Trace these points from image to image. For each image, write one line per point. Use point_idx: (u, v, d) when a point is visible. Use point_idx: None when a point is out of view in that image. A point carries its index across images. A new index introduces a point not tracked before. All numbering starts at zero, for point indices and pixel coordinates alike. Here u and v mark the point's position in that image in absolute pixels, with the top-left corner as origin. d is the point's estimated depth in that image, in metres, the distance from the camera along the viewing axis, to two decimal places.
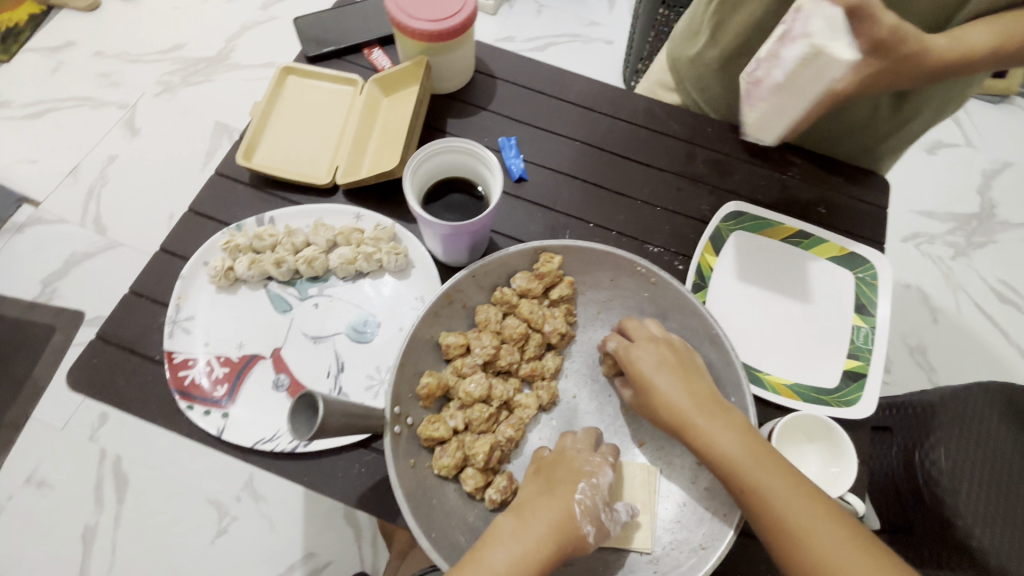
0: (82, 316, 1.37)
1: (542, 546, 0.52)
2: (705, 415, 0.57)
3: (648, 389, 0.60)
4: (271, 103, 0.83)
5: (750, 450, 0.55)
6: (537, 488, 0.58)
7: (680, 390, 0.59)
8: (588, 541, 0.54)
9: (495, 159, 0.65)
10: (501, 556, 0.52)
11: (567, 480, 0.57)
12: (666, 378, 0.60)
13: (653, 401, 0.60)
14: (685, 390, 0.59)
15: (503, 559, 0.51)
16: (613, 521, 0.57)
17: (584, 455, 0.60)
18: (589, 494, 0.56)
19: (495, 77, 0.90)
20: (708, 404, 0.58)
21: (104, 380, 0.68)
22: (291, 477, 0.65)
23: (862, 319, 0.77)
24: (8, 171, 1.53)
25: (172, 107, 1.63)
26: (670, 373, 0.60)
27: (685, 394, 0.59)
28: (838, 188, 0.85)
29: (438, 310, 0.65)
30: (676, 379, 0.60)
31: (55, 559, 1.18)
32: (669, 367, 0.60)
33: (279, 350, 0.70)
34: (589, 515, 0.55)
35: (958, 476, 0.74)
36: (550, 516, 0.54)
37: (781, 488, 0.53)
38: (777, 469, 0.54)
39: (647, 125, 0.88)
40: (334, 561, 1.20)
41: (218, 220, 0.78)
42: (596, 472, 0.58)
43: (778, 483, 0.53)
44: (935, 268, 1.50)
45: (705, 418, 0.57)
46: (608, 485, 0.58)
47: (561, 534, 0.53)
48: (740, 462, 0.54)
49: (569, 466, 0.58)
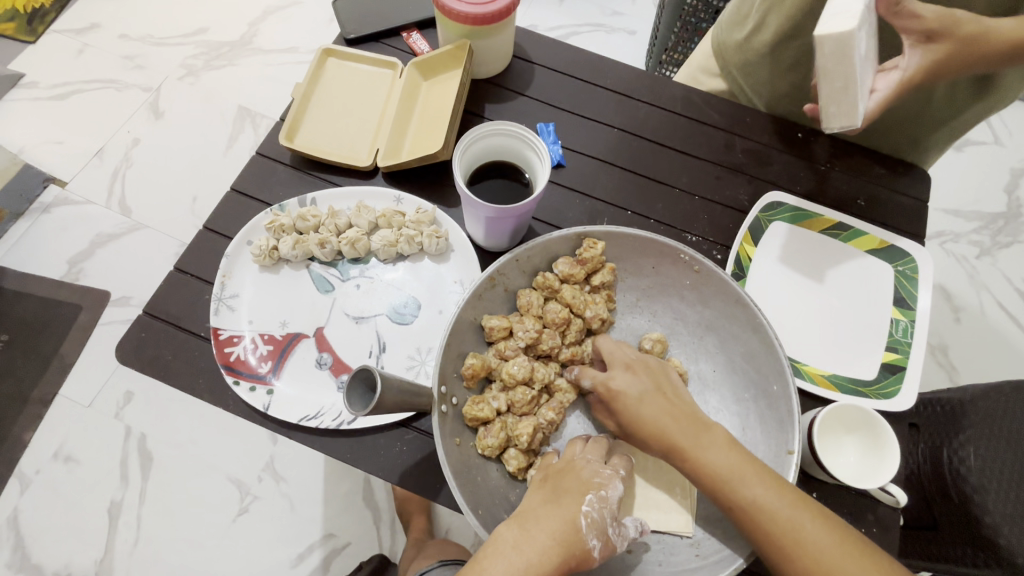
0: (108, 296, 1.38)
1: (546, 560, 0.51)
2: (691, 434, 0.56)
3: (634, 414, 0.58)
4: (312, 85, 0.83)
5: (738, 462, 0.54)
6: (544, 497, 0.56)
7: (666, 417, 0.57)
8: (593, 555, 0.53)
9: (545, 148, 0.65)
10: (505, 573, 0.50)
11: (573, 492, 0.55)
12: (651, 401, 0.58)
13: (638, 427, 0.57)
14: (670, 412, 0.57)
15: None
16: (620, 539, 0.56)
17: (594, 466, 0.58)
18: (596, 507, 0.54)
19: (533, 63, 0.89)
20: (692, 424, 0.56)
21: (150, 354, 0.69)
22: (333, 453, 0.66)
23: (901, 312, 0.77)
24: (35, 151, 1.54)
25: (196, 91, 1.63)
26: (654, 397, 0.58)
27: (671, 416, 0.57)
28: (879, 181, 0.84)
29: (482, 292, 0.65)
30: (658, 400, 0.58)
31: (83, 532, 1.21)
32: (653, 388, 0.59)
33: (322, 329, 0.72)
34: (595, 529, 0.54)
35: (988, 474, 0.73)
36: (554, 528, 0.52)
37: (780, 505, 0.53)
38: (772, 486, 0.54)
39: (686, 113, 0.87)
40: (352, 542, 1.22)
41: (259, 200, 0.79)
42: (604, 484, 0.56)
43: (773, 498, 0.53)
44: (959, 267, 1.49)
45: (690, 438, 0.56)
46: (616, 498, 0.56)
47: (566, 548, 0.52)
48: (733, 475, 0.54)
49: (575, 478, 0.56)
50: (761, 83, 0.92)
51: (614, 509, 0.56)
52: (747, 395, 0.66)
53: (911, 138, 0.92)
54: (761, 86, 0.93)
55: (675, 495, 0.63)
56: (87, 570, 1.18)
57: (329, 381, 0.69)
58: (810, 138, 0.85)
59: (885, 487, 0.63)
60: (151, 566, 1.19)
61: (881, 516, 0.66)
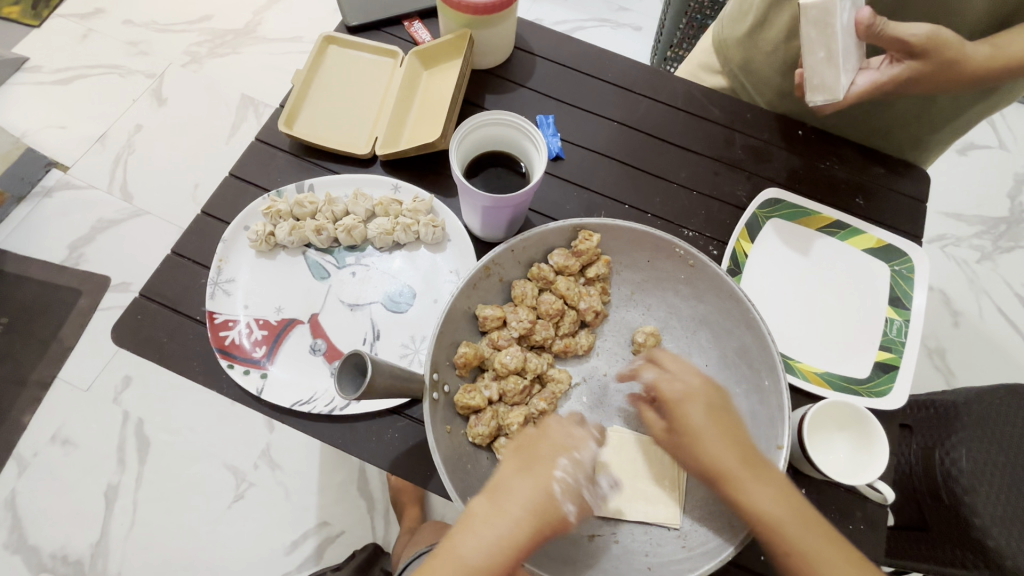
0: (108, 281, 1.39)
1: (519, 530, 0.51)
2: (749, 473, 0.53)
3: (695, 439, 0.56)
4: (313, 72, 0.83)
5: (791, 508, 0.52)
6: (515, 464, 0.55)
7: (725, 445, 0.55)
8: (570, 518, 0.53)
9: (543, 139, 0.65)
10: (477, 548, 0.50)
11: (546, 458, 0.55)
12: (711, 427, 0.56)
13: (698, 452, 0.55)
14: (730, 443, 0.55)
15: (479, 550, 0.50)
16: (596, 497, 0.56)
17: (567, 428, 0.58)
18: (569, 471, 0.54)
19: (535, 55, 0.89)
20: (753, 460, 0.54)
21: (147, 336, 0.70)
22: (325, 439, 0.66)
23: (896, 312, 0.77)
24: (38, 136, 1.55)
25: (199, 78, 1.63)
26: (716, 423, 0.56)
27: (732, 448, 0.55)
28: (877, 179, 0.84)
29: (476, 282, 0.65)
30: (719, 428, 0.55)
31: (79, 514, 1.22)
32: (717, 416, 0.56)
33: (316, 316, 0.72)
34: (570, 494, 0.53)
35: (979, 476, 0.72)
36: (524, 496, 0.53)
37: (825, 554, 0.51)
38: (820, 533, 0.52)
39: (686, 109, 0.87)
40: (346, 531, 1.22)
41: (258, 186, 0.79)
42: (578, 445, 0.56)
43: (817, 548, 0.51)
44: (959, 271, 1.48)
45: (747, 477, 0.53)
46: (590, 460, 0.56)
47: (538, 516, 0.52)
48: (785, 524, 0.52)
49: (550, 444, 0.56)
50: (762, 81, 0.92)
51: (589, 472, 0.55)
52: (738, 390, 0.66)
53: (912, 137, 0.92)
54: (761, 84, 0.93)
55: (664, 487, 0.63)
56: (83, 552, 1.20)
57: (323, 367, 0.69)
58: (809, 138, 0.85)
59: (873, 485, 0.63)
60: (147, 550, 1.20)
61: (869, 512, 0.67)
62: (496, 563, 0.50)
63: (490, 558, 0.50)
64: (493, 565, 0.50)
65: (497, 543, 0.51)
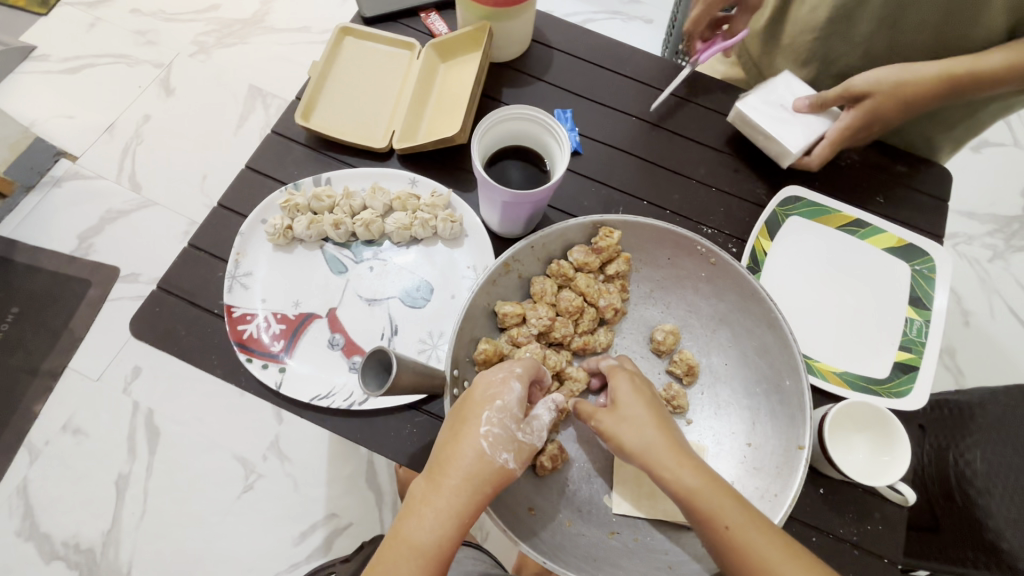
0: (117, 272, 1.39)
1: (458, 500, 0.51)
2: (672, 454, 0.54)
3: (622, 419, 0.57)
4: (329, 64, 0.83)
5: (715, 483, 0.52)
6: (447, 432, 0.55)
7: (646, 424, 0.56)
8: (510, 467, 0.53)
9: (565, 135, 0.64)
10: (427, 528, 0.51)
11: (472, 419, 0.54)
12: (637, 407, 0.57)
13: (623, 431, 0.56)
14: (659, 426, 0.56)
15: (428, 530, 0.51)
16: (532, 436, 0.56)
17: (489, 376, 0.57)
18: (496, 419, 0.54)
19: (552, 47, 0.88)
20: (672, 441, 0.55)
21: (165, 329, 0.70)
22: (343, 433, 0.66)
23: (916, 312, 0.76)
24: (47, 125, 1.54)
25: (207, 69, 1.62)
26: (643, 404, 0.57)
27: (658, 429, 0.56)
28: (898, 178, 0.83)
29: (496, 278, 0.65)
30: (646, 412, 0.57)
31: (90, 503, 1.23)
32: (645, 396, 0.58)
33: (334, 310, 0.72)
34: (502, 445, 0.54)
35: (993, 477, 0.72)
36: (461, 466, 0.53)
37: (750, 527, 0.50)
38: (744, 508, 0.51)
39: (705, 104, 0.86)
40: (354, 523, 1.23)
41: (275, 178, 0.78)
42: (499, 392, 0.55)
43: (739, 519, 0.50)
44: (971, 270, 1.47)
45: (670, 458, 0.54)
46: (514, 402, 0.55)
47: (474, 482, 0.52)
48: (712, 499, 0.51)
49: (472, 403, 0.55)
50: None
51: (517, 414, 0.55)
52: (758, 390, 0.66)
53: (931, 135, 0.91)
54: None
55: None
56: (95, 540, 1.21)
57: (341, 362, 0.69)
58: None
59: (893, 486, 0.63)
60: (157, 538, 1.21)
61: (887, 513, 0.67)
62: (448, 537, 0.51)
63: (439, 533, 0.51)
64: (446, 539, 0.51)
65: (447, 517, 0.51)
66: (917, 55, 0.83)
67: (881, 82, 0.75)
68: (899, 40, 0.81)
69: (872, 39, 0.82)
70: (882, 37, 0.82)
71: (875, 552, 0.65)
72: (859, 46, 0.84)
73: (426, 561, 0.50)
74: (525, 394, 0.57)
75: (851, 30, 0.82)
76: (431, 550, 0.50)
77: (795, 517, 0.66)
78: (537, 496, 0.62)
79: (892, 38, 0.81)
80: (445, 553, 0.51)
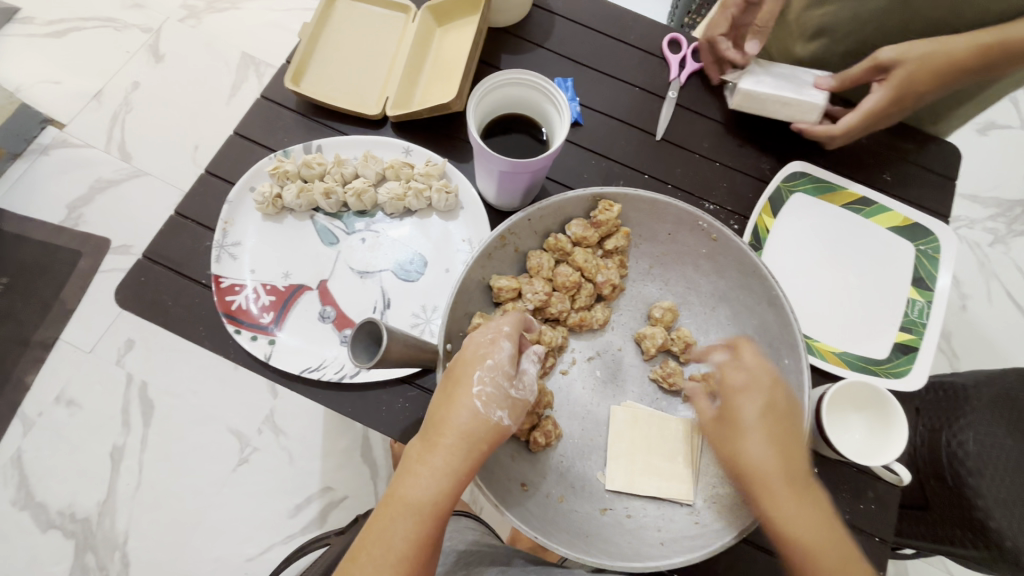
0: (108, 243, 1.36)
1: (455, 458, 0.51)
2: (785, 488, 0.53)
3: (738, 439, 0.56)
4: (320, 25, 0.79)
5: (821, 531, 0.52)
6: (440, 397, 0.54)
7: (771, 453, 0.54)
8: (505, 425, 0.53)
9: (565, 103, 0.62)
10: (424, 487, 0.50)
11: (464, 379, 0.53)
12: (759, 438, 0.55)
13: (737, 453, 0.55)
14: (777, 454, 0.54)
15: (426, 488, 0.50)
16: (525, 391, 0.55)
17: (479, 337, 0.56)
18: (489, 380, 0.53)
19: (554, 13, 0.85)
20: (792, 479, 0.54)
21: (151, 299, 0.68)
22: (335, 406, 0.65)
23: (919, 293, 0.75)
24: (32, 91, 1.49)
25: (196, 34, 1.55)
26: (770, 430, 0.55)
27: (778, 460, 0.54)
28: (906, 155, 0.81)
29: (492, 251, 0.63)
30: (765, 434, 0.55)
31: (85, 473, 1.23)
32: (771, 412, 0.56)
33: (325, 282, 0.70)
34: (496, 402, 0.52)
35: (987, 458, 0.70)
36: (456, 426, 0.51)
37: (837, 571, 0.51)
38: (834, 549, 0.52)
39: (711, 74, 0.83)
40: (349, 497, 1.23)
41: (265, 145, 0.76)
42: (490, 351, 0.54)
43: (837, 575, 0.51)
44: (970, 253, 1.46)
45: (782, 495, 0.53)
46: (507, 359, 0.54)
47: (471, 442, 0.51)
48: (810, 543, 0.52)
49: (462, 364, 0.54)
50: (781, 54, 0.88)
51: (509, 372, 0.54)
52: None
53: (942, 110, 0.88)
54: (785, 53, 0.90)
55: (677, 462, 0.63)
56: (91, 510, 1.21)
57: (333, 335, 0.68)
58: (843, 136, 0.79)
59: (889, 466, 0.63)
60: (153, 509, 1.22)
61: (880, 493, 0.66)
62: (446, 494, 0.50)
63: (437, 494, 0.50)
64: (442, 497, 0.50)
65: (443, 476, 0.50)
66: (927, 29, 0.79)
67: (907, 53, 0.72)
68: (911, 16, 0.77)
69: (883, 14, 0.78)
70: (894, 14, 0.78)
71: (866, 531, 0.66)
72: (869, 23, 0.80)
73: (423, 518, 0.50)
74: (516, 353, 0.56)
75: (863, 4, 0.78)
76: (428, 507, 0.50)
77: None
78: (530, 472, 0.62)
79: (904, 13, 0.77)
80: (443, 510, 0.50)
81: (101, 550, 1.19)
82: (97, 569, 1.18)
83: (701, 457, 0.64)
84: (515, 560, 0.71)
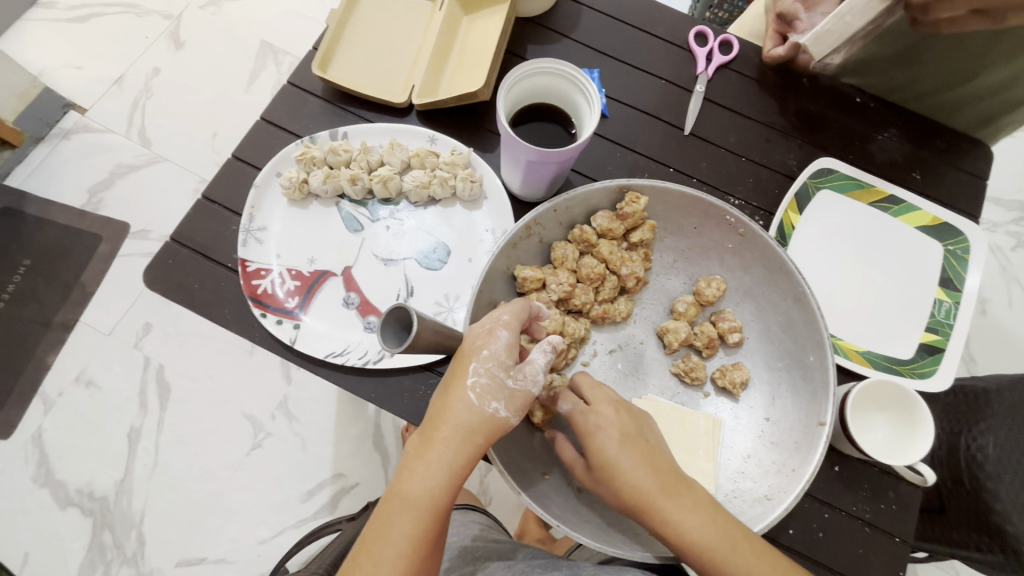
0: (127, 228, 1.38)
1: (453, 452, 0.50)
2: (670, 492, 0.50)
3: (604, 469, 0.52)
4: (347, 12, 0.79)
5: (720, 530, 0.49)
6: (439, 391, 0.54)
7: (644, 467, 0.51)
8: (502, 417, 0.51)
9: (595, 92, 0.61)
10: (421, 482, 0.50)
11: (459, 373, 0.53)
12: (628, 450, 0.52)
13: (609, 484, 0.52)
14: (649, 466, 0.51)
15: (425, 483, 0.50)
16: (524, 382, 0.53)
17: (474, 331, 0.55)
18: (484, 370, 0.52)
19: (581, 4, 0.84)
20: (675, 484, 0.51)
21: (178, 281, 0.69)
22: (360, 392, 0.66)
23: (946, 293, 0.74)
24: (55, 76, 1.51)
25: (217, 21, 1.56)
26: (634, 447, 0.52)
27: (654, 477, 0.51)
28: (938, 154, 0.79)
29: (517, 241, 0.63)
30: (632, 450, 0.52)
31: (103, 452, 1.25)
32: (621, 423, 0.54)
33: (350, 269, 0.71)
34: (491, 394, 0.52)
35: (1008, 462, 0.68)
36: (454, 420, 0.51)
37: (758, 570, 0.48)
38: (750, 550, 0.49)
39: (739, 68, 0.81)
40: (361, 483, 1.24)
41: (290, 131, 0.76)
42: (486, 343, 0.54)
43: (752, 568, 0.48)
44: (992, 258, 1.44)
45: (666, 498, 0.50)
46: (502, 348, 0.54)
47: (468, 432, 0.51)
48: (717, 557, 0.48)
49: (461, 357, 0.54)
50: None
51: (506, 362, 0.53)
52: (781, 364, 0.64)
53: None
54: None
55: (698, 458, 0.62)
56: (108, 489, 1.23)
57: (356, 320, 0.69)
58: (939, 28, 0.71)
59: (913, 467, 0.62)
60: (169, 491, 1.24)
61: (901, 494, 0.66)
62: (444, 489, 0.50)
63: (437, 492, 0.50)
64: (440, 492, 0.50)
65: (440, 469, 0.50)
66: None
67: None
68: None
69: None
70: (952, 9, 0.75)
71: (887, 531, 0.65)
72: None
73: (420, 515, 0.49)
74: (515, 341, 0.55)
75: None
76: (428, 504, 0.49)
77: (809, 495, 0.66)
78: (550, 462, 0.62)
79: None
80: (443, 505, 0.50)
81: (118, 528, 1.21)
82: (114, 547, 1.20)
83: (722, 453, 0.64)
84: (521, 554, 0.70)
